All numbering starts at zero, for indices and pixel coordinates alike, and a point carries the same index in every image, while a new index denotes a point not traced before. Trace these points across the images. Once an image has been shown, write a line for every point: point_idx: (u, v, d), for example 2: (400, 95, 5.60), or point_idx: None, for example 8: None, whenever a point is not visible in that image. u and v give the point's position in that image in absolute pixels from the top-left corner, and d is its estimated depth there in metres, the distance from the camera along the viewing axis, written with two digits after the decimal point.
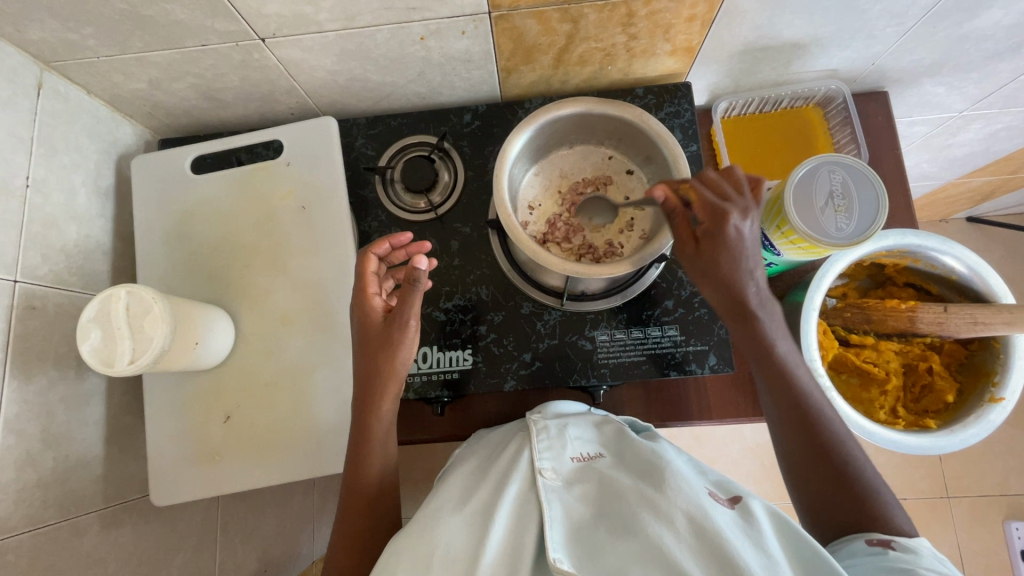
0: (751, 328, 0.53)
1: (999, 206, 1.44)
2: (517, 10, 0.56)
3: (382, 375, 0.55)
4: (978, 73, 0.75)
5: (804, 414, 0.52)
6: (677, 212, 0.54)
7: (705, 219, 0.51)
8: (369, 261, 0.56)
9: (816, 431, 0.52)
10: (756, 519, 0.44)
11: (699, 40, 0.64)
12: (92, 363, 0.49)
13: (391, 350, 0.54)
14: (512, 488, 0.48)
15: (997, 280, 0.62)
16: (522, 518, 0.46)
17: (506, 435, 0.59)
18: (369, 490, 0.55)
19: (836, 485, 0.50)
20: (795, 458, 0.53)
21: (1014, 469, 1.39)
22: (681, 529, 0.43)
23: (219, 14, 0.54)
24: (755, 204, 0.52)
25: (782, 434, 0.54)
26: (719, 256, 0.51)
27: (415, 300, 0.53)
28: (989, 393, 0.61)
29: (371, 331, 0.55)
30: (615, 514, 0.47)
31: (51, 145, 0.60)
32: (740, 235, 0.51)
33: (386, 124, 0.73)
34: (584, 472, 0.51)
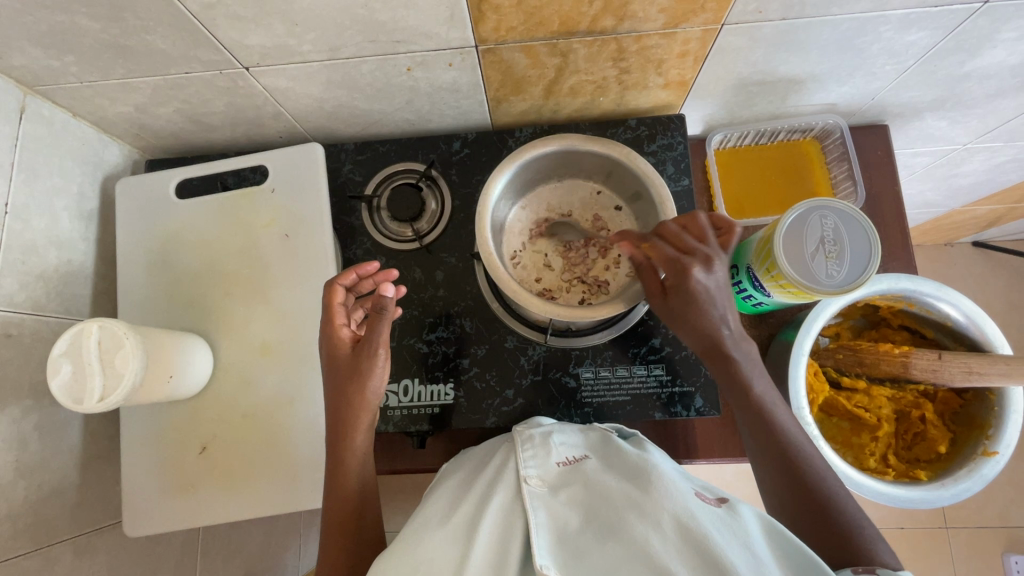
0: (728, 372, 0.52)
1: (1006, 232, 1.41)
2: (504, 44, 0.55)
3: (354, 406, 0.55)
4: (981, 109, 0.73)
5: (786, 454, 0.50)
6: (642, 268, 0.54)
7: (668, 273, 0.53)
8: (335, 292, 0.57)
9: (800, 471, 0.49)
10: (743, 517, 0.43)
11: (693, 74, 0.62)
12: (62, 400, 0.49)
13: (362, 380, 0.55)
14: (497, 499, 0.48)
15: (994, 329, 0.60)
16: (508, 527, 0.46)
17: (491, 449, 0.59)
18: (350, 499, 0.54)
19: (824, 524, 0.46)
20: (778, 493, 0.49)
21: (1014, 501, 1.36)
22: (668, 531, 0.42)
23: (201, 44, 0.53)
24: (717, 252, 0.53)
25: (766, 470, 0.51)
26: (687, 307, 0.52)
27: (384, 327, 0.54)
28: (981, 447, 0.59)
29: (341, 360, 0.56)
30: (603, 518, 0.45)
31: (33, 169, 0.59)
32: (707, 288, 0.52)
33: (374, 150, 0.72)
34: (569, 475, 0.51)
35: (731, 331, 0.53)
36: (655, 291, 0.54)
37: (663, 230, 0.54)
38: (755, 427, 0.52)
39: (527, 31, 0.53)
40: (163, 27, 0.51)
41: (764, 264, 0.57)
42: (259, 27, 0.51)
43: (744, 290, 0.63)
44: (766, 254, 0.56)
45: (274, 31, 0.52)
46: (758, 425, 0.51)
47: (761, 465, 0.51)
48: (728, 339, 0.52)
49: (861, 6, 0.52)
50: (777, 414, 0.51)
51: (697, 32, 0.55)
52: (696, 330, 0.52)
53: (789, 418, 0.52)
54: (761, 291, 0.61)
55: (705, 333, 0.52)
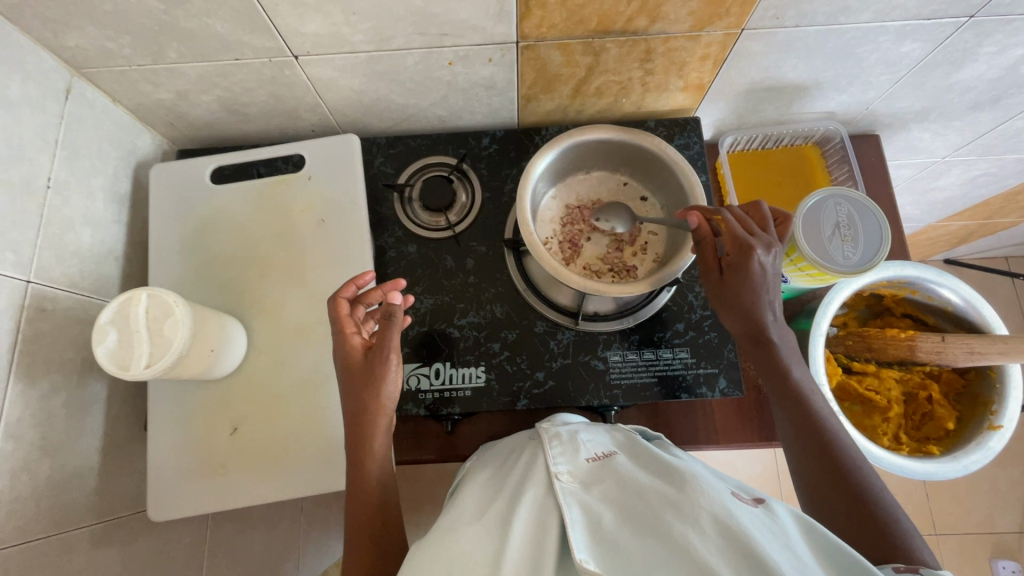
0: (769, 358, 0.53)
1: (975, 249, 1.51)
2: (543, 41, 0.59)
3: (369, 411, 0.54)
4: (961, 121, 0.81)
5: (823, 441, 0.50)
6: (705, 242, 0.55)
7: (731, 249, 0.52)
8: (340, 305, 0.57)
9: (835, 456, 0.49)
10: (780, 517, 0.43)
11: (710, 78, 0.68)
12: (108, 367, 0.48)
13: (375, 385, 0.54)
14: (529, 494, 0.49)
15: (991, 312, 0.64)
16: (542, 521, 0.47)
17: (519, 444, 0.60)
18: (372, 500, 0.54)
19: (857, 508, 0.46)
20: (814, 481, 0.49)
21: (998, 506, 1.41)
22: (707, 530, 0.41)
23: (258, 30, 0.56)
24: (777, 240, 0.53)
25: (801, 460, 0.51)
26: (743, 287, 0.52)
27: (394, 332, 0.53)
28: (987, 422, 0.63)
29: (353, 368, 0.55)
30: (638, 515, 0.45)
31: (74, 148, 0.60)
32: (766, 267, 0.52)
33: (406, 144, 0.75)
34: (599, 471, 0.52)
35: (778, 320, 0.53)
36: (712, 268, 0.55)
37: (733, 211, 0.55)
38: (795, 414, 0.52)
39: (566, 29, 0.58)
40: (225, 11, 0.53)
41: (783, 248, 0.61)
42: (317, 14, 0.54)
43: None
44: (786, 239, 0.60)
45: (330, 19, 0.55)
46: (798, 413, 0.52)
47: (797, 454, 0.51)
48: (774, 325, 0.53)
49: (865, 17, 0.58)
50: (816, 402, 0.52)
51: (719, 36, 0.60)
52: (743, 309, 0.52)
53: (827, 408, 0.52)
54: (779, 278, 0.64)
55: (754, 316, 0.52)
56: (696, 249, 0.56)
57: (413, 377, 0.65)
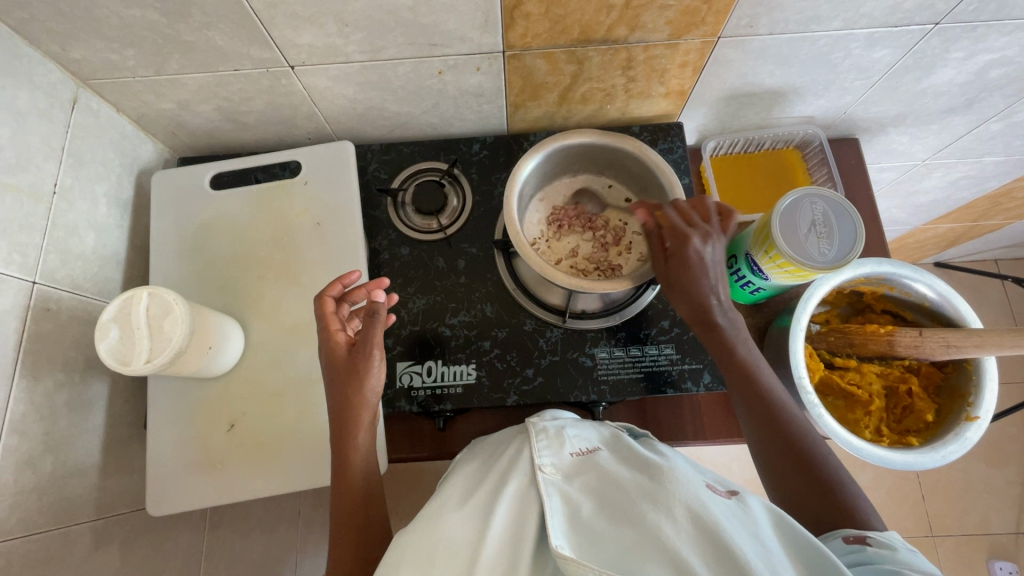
0: (716, 339, 0.57)
1: (963, 252, 1.54)
2: (529, 50, 0.62)
3: (353, 406, 0.56)
4: (936, 124, 0.83)
5: (771, 412, 0.54)
6: (652, 234, 0.59)
7: (672, 239, 0.57)
8: (325, 302, 0.59)
9: (789, 431, 0.53)
10: (752, 508, 0.47)
11: (691, 84, 0.70)
12: (109, 362, 0.50)
13: (359, 379, 0.56)
14: (513, 484, 0.50)
15: (966, 307, 0.66)
16: (524, 509, 0.48)
17: (507, 438, 0.61)
18: (356, 495, 0.56)
19: (808, 478, 0.51)
20: (766, 449, 0.54)
21: (993, 507, 1.42)
22: (681, 519, 0.44)
23: (256, 42, 0.58)
24: (717, 231, 0.58)
25: (754, 430, 0.55)
26: (685, 272, 0.56)
27: (378, 329, 0.56)
28: (964, 413, 0.64)
29: (338, 363, 0.57)
30: (616, 505, 0.48)
31: (79, 156, 0.62)
32: (701, 255, 0.56)
33: (399, 151, 0.77)
34: (582, 465, 0.53)
35: (723, 302, 0.57)
36: (659, 255, 0.58)
37: (676, 205, 0.59)
38: (749, 393, 0.55)
39: (550, 38, 0.60)
40: (225, 24, 0.56)
41: (763, 247, 0.63)
42: (312, 26, 0.57)
43: (743, 276, 0.68)
44: (765, 237, 0.63)
45: (325, 31, 0.57)
46: (750, 391, 0.55)
47: (750, 425, 0.55)
48: (719, 308, 0.57)
49: (835, 25, 0.61)
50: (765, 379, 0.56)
51: (697, 44, 0.63)
52: (689, 295, 0.56)
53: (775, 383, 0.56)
54: (760, 275, 0.66)
55: (700, 299, 0.56)
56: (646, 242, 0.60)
57: (405, 375, 0.67)
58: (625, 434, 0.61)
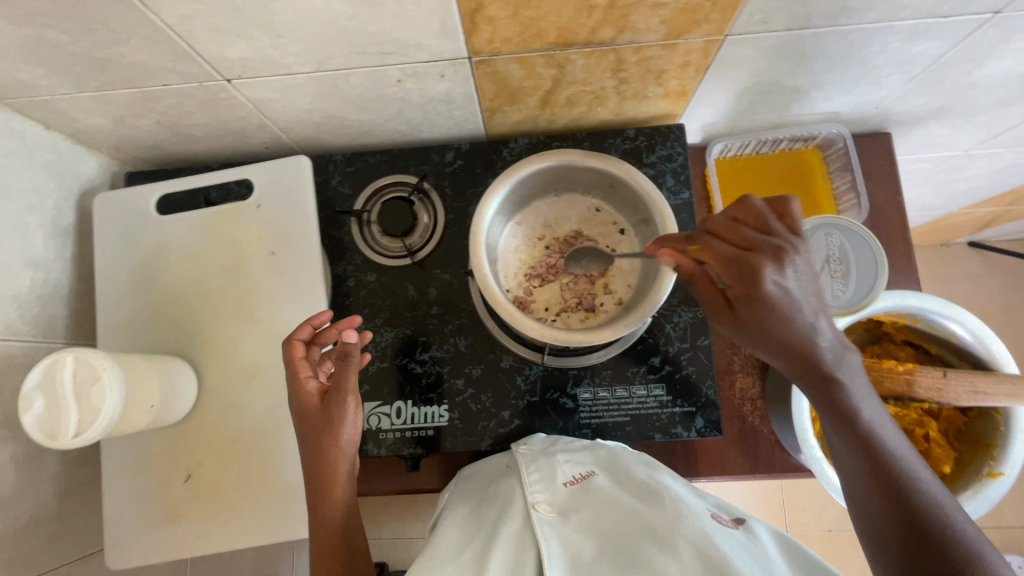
0: (823, 388, 0.45)
1: (1002, 232, 1.40)
2: (498, 55, 0.53)
3: (327, 461, 0.51)
4: (985, 117, 0.72)
5: (889, 475, 0.43)
6: (693, 274, 0.51)
7: (734, 278, 0.45)
8: (294, 348, 0.55)
9: (913, 499, 0.41)
10: (761, 539, 0.44)
11: (694, 84, 0.60)
12: (35, 436, 0.46)
13: (333, 433, 0.51)
14: (506, 528, 0.45)
15: (1001, 349, 0.58)
16: (520, 555, 0.43)
17: (499, 471, 0.56)
18: (335, 532, 0.51)
19: (931, 557, 0.39)
20: (875, 521, 0.42)
21: (1008, 502, 1.37)
22: (686, 558, 0.41)
23: (179, 56, 0.50)
24: (789, 241, 0.45)
25: (863, 500, 0.44)
26: (760, 316, 0.45)
27: (352, 373, 0.52)
28: (987, 468, 0.58)
29: (311, 414, 0.53)
30: (616, 543, 0.44)
31: (5, 187, 0.56)
32: (781, 288, 0.44)
33: (364, 161, 0.69)
34: (578, 498, 0.48)
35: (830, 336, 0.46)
36: (722, 303, 0.49)
37: (711, 226, 0.48)
38: (857, 451, 0.44)
39: (522, 43, 0.51)
40: (138, 39, 0.48)
41: None
42: (240, 39, 0.48)
43: None
44: None
45: (256, 43, 0.49)
46: (858, 449, 0.44)
47: (858, 494, 0.44)
48: (824, 347, 0.45)
49: (870, 17, 0.50)
50: (882, 435, 0.44)
51: (699, 43, 0.53)
52: (773, 342, 0.46)
53: (897, 441, 0.44)
54: None
55: (790, 343, 0.45)
56: (691, 287, 0.51)
57: (373, 416, 0.63)
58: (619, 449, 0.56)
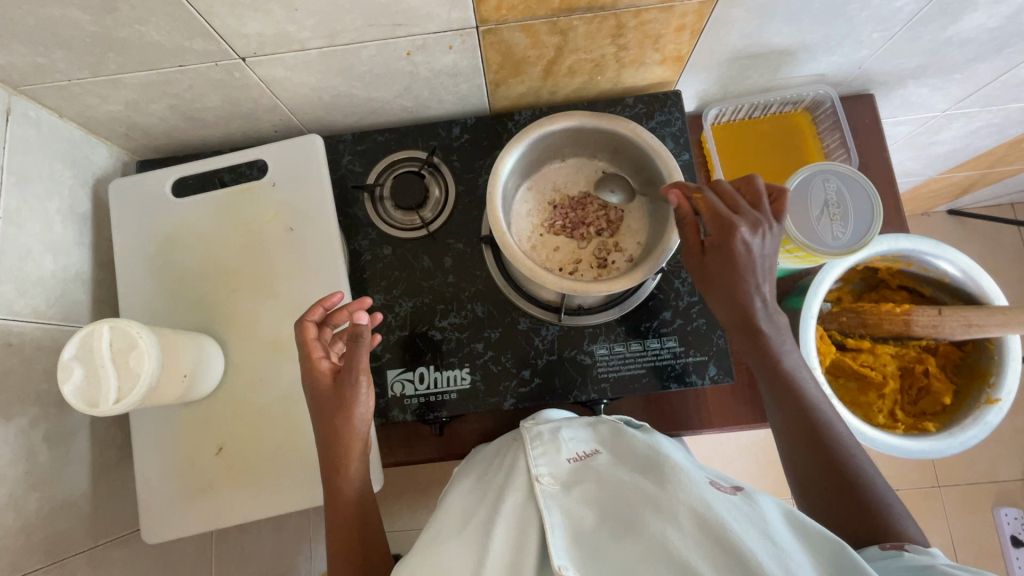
0: (757, 346, 0.53)
1: (979, 198, 1.46)
2: (505, 24, 0.55)
3: (342, 438, 0.53)
4: (960, 74, 0.76)
5: (812, 425, 0.52)
6: (685, 222, 0.53)
7: (714, 230, 0.52)
8: (307, 329, 0.54)
9: (832, 447, 0.51)
10: (761, 507, 0.43)
11: (689, 49, 0.63)
12: (76, 404, 0.47)
13: (346, 412, 0.53)
14: (509, 502, 0.47)
15: (990, 283, 0.62)
16: (522, 529, 0.44)
17: (503, 449, 0.57)
18: (351, 504, 0.54)
19: (848, 495, 0.49)
20: (802, 464, 0.52)
21: (1000, 456, 1.42)
22: (685, 524, 0.41)
23: (197, 34, 0.52)
24: (767, 217, 0.52)
25: (790, 446, 0.53)
26: (728, 269, 0.52)
27: (362, 353, 0.52)
28: (984, 395, 0.61)
29: (323, 396, 0.54)
30: (619, 514, 0.44)
31: (24, 174, 0.57)
32: (749, 249, 0.51)
33: (373, 140, 0.71)
34: (581, 472, 0.49)
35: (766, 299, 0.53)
36: (694, 250, 0.54)
37: (718, 188, 0.53)
38: (786, 405, 0.53)
39: (527, 9, 0.53)
40: (158, 17, 0.49)
41: None
42: (259, 14, 0.50)
43: None
44: None
45: (273, 18, 0.51)
46: (785, 402, 0.53)
47: (787, 443, 0.53)
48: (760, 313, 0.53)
49: None
50: (806, 390, 0.53)
51: (694, 5, 0.56)
52: (731, 296, 0.52)
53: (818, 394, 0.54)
54: None
55: (742, 301, 0.52)
56: (677, 231, 0.54)
57: (396, 383, 0.64)
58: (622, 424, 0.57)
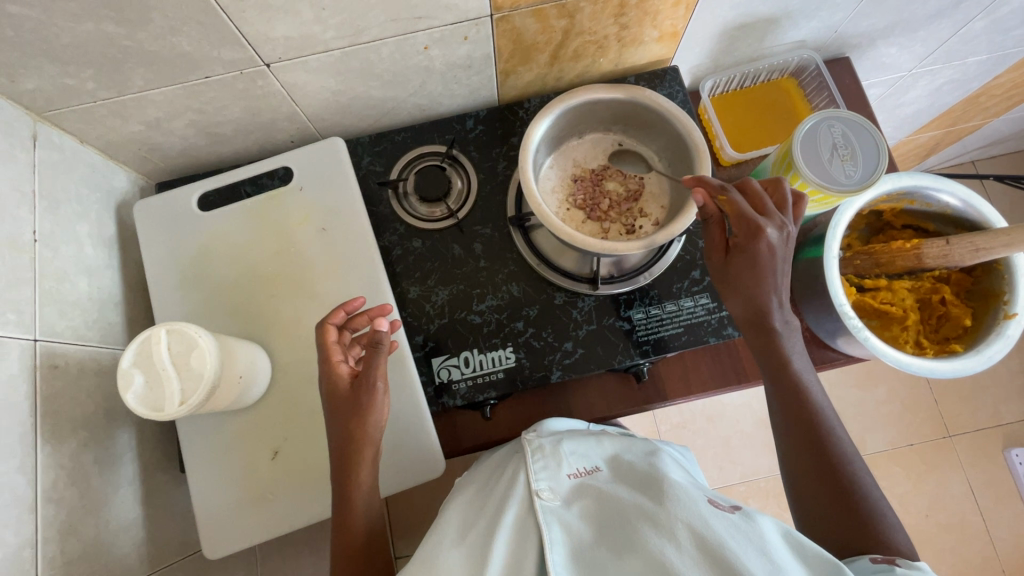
0: (768, 345, 0.56)
1: (944, 158, 1.55)
2: (518, 10, 0.58)
3: (355, 441, 0.53)
4: (924, 31, 0.82)
5: (814, 428, 0.54)
6: (712, 219, 0.56)
7: (739, 229, 0.54)
8: (328, 331, 0.55)
9: (830, 450, 0.53)
10: (758, 524, 0.44)
11: (684, 23, 0.67)
12: (140, 411, 0.47)
13: (362, 415, 0.53)
14: (510, 513, 0.49)
15: (989, 208, 0.66)
16: (523, 539, 0.47)
17: (502, 462, 0.59)
18: (357, 538, 0.52)
19: (840, 501, 0.51)
20: (799, 465, 0.54)
21: (1002, 400, 1.46)
22: (682, 540, 0.43)
23: (226, 42, 0.53)
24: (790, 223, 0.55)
25: (788, 446, 0.56)
26: (749, 268, 0.54)
27: (381, 359, 0.53)
28: (1001, 312, 0.65)
29: (340, 400, 0.53)
30: (616, 529, 0.47)
31: (54, 198, 0.57)
32: (772, 249, 0.53)
33: (390, 140, 0.73)
34: (582, 489, 0.52)
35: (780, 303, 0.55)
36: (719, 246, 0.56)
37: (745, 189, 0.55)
38: (791, 405, 0.56)
39: None
40: (190, 26, 0.50)
41: (785, 177, 0.62)
42: (287, 16, 0.52)
43: None
44: (787, 166, 0.61)
45: (301, 19, 0.53)
46: (792, 403, 0.55)
47: (786, 442, 0.56)
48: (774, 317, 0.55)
49: None
50: (813, 392, 0.56)
51: None
52: (747, 294, 0.55)
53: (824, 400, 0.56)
54: None
55: (757, 301, 0.55)
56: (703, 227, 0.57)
57: (443, 370, 0.65)
58: (624, 444, 0.59)
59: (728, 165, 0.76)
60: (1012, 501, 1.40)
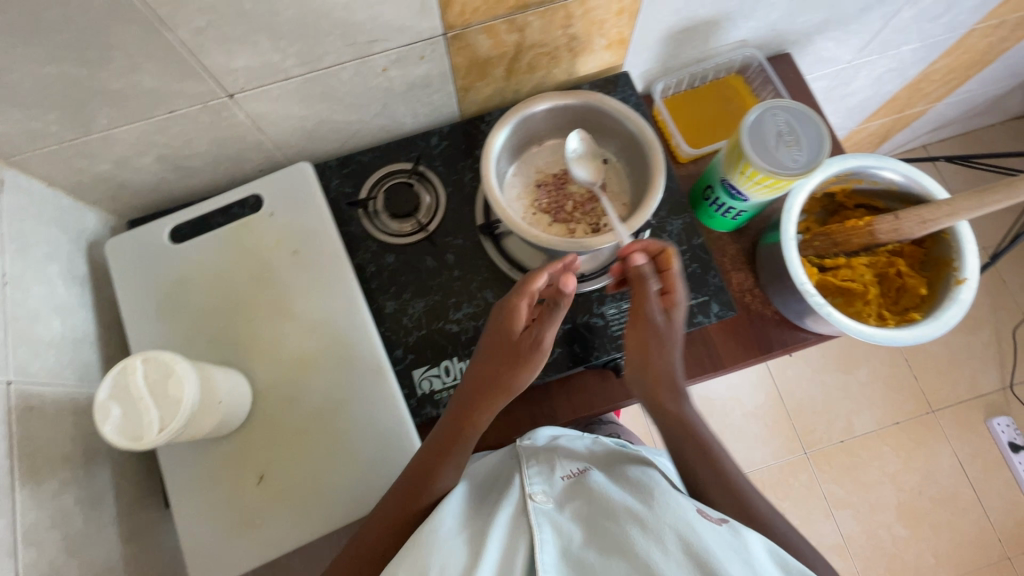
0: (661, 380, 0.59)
1: (897, 144, 1.62)
2: (469, 28, 0.61)
3: (492, 389, 0.56)
4: (857, 24, 0.87)
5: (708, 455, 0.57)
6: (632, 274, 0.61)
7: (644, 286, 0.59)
8: (536, 276, 0.56)
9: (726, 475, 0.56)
10: (746, 537, 0.46)
11: (630, 30, 0.71)
12: (119, 442, 0.46)
13: (520, 364, 0.56)
14: (502, 515, 0.49)
15: (931, 181, 0.69)
16: (513, 541, 0.47)
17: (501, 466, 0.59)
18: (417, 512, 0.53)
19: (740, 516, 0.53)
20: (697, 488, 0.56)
21: (979, 370, 1.50)
22: (672, 547, 0.44)
23: (188, 76, 0.55)
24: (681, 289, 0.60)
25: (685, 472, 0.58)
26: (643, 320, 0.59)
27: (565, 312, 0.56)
28: (953, 279, 0.68)
29: (503, 348, 0.57)
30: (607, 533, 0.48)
31: (23, 241, 0.57)
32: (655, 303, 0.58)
33: (357, 161, 0.75)
34: (574, 492, 0.53)
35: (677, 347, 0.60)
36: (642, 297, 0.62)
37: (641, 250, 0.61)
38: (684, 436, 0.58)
39: (488, 10, 0.59)
40: (150, 63, 0.52)
41: (737, 168, 0.65)
42: (245, 47, 0.54)
43: (722, 202, 0.71)
44: (737, 157, 0.65)
45: (259, 49, 0.55)
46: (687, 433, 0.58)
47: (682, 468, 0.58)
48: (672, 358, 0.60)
49: None
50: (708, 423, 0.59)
51: None
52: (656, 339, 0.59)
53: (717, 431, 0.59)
54: (739, 198, 0.69)
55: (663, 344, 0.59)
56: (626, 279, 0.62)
57: (424, 381, 0.65)
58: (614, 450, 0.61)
59: (686, 162, 0.79)
60: (1000, 470, 1.43)
